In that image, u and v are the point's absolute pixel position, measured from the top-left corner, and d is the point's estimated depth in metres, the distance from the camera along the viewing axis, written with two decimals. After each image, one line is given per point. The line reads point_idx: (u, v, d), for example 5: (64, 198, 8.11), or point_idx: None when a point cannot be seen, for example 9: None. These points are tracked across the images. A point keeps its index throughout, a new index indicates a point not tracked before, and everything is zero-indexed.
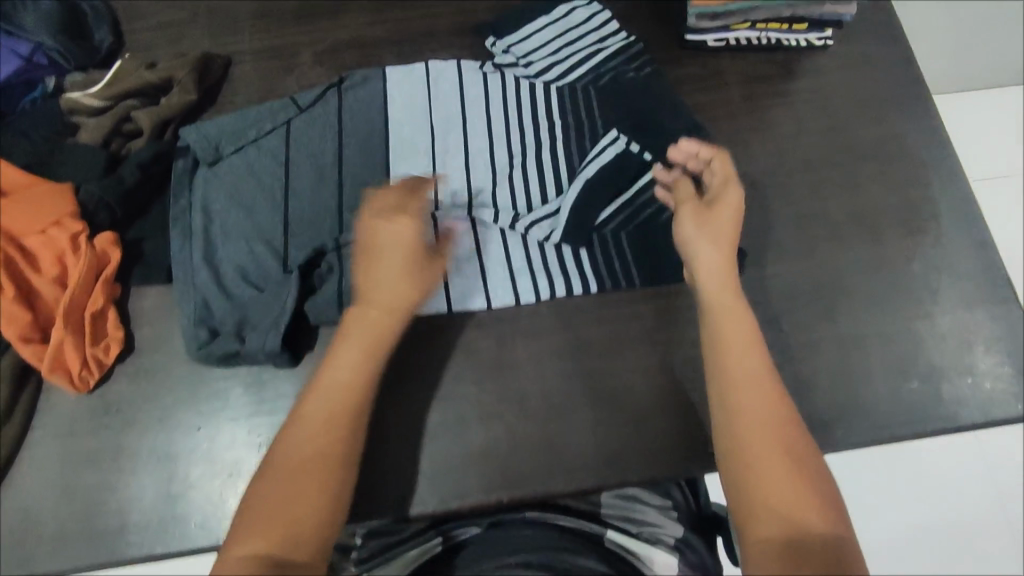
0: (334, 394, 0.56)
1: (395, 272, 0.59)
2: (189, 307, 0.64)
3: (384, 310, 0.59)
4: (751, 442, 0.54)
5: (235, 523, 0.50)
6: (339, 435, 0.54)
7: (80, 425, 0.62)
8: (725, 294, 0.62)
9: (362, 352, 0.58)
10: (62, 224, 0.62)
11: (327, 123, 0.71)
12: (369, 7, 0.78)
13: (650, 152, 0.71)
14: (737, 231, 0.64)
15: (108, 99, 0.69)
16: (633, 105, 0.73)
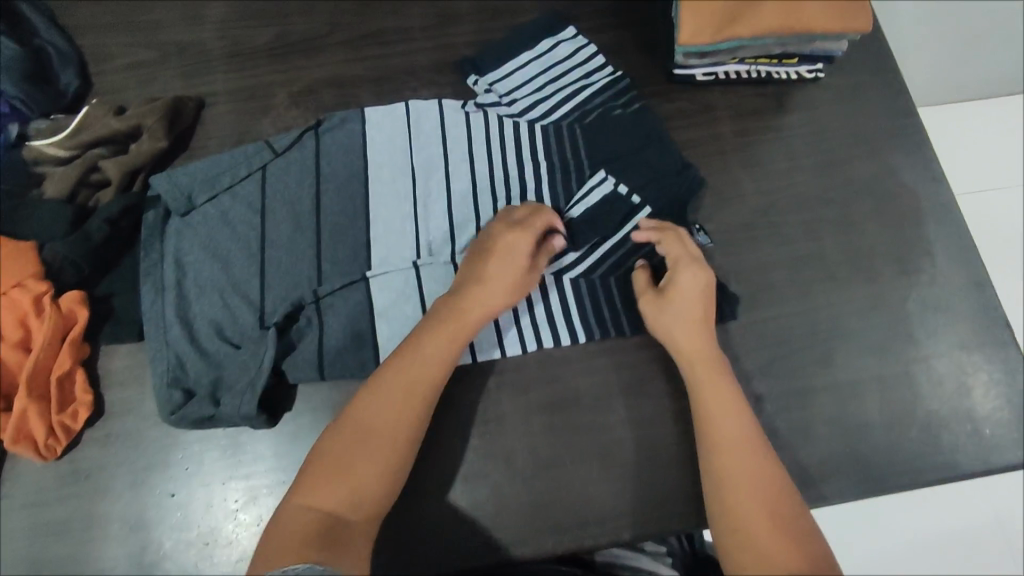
0: (416, 370, 0.57)
1: (491, 266, 0.60)
2: (161, 366, 0.61)
3: (467, 301, 0.59)
4: (744, 509, 0.53)
5: (303, 472, 0.53)
6: (411, 415, 0.55)
7: (47, 494, 0.59)
8: (707, 351, 0.61)
9: (446, 338, 0.58)
10: (25, 285, 0.59)
11: (303, 169, 0.67)
12: (347, 44, 0.76)
13: (639, 194, 0.68)
14: (701, 312, 0.62)
15: (74, 149, 0.67)
16: (621, 144, 0.70)
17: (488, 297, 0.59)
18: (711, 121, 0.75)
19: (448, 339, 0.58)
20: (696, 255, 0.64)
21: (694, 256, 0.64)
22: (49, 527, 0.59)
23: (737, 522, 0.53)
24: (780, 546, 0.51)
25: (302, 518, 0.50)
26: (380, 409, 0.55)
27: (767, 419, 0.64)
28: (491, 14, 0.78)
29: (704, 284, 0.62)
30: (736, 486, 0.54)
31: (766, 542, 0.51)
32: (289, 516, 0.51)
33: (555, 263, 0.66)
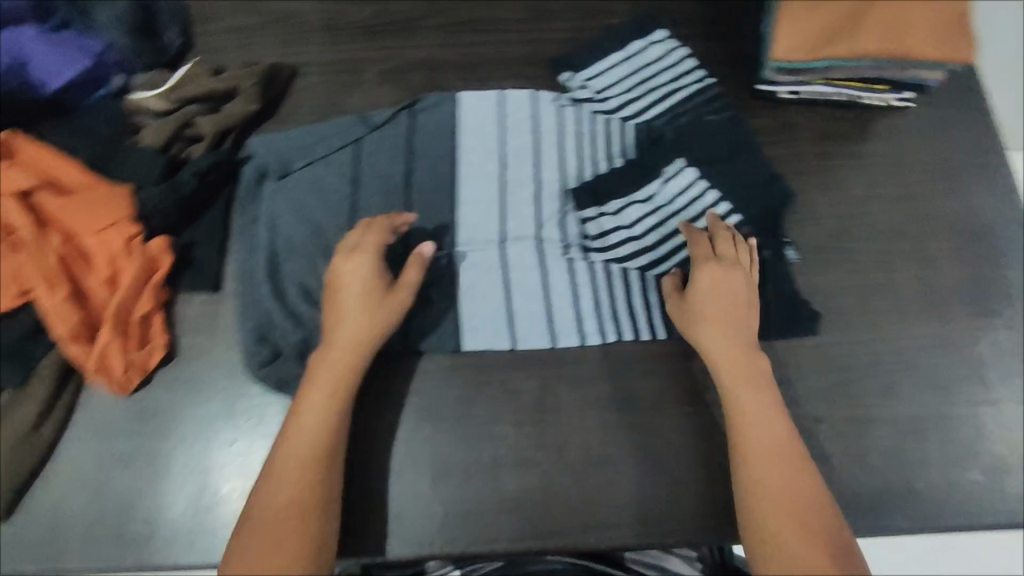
0: (305, 430, 0.56)
1: (356, 310, 0.60)
2: (252, 321, 0.64)
3: (338, 354, 0.59)
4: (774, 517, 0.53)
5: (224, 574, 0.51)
6: (311, 470, 0.55)
7: (116, 427, 0.62)
8: (743, 355, 0.61)
9: (328, 391, 0.58)
10: (119, 227, 0.61)
11: (396, 145, 0.71)
12: (441, 29, 0.78)
13: (728, 200, 0.71)
14: (728, 309, 0.62)
15: (173, 104, 0.69)
16: (712, 149, 0.73)
17: (363, 339, 0.60)
18: (791, 141, 0.75)
19: (329, 392, 0.58)
20: (728, 252, 0.64)
21: (722, 255, 0.64)
22: (117, 459, 0.61)
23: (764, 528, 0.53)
24: (811, 556, 0.51)
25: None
26: (279, 484, 0.54)
27: (824, 442, 0.64)
28: (582, 15, 0.80)
29: (726, 282, 0.63)
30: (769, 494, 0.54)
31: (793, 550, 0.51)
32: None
33: (641, 259, 0.68)
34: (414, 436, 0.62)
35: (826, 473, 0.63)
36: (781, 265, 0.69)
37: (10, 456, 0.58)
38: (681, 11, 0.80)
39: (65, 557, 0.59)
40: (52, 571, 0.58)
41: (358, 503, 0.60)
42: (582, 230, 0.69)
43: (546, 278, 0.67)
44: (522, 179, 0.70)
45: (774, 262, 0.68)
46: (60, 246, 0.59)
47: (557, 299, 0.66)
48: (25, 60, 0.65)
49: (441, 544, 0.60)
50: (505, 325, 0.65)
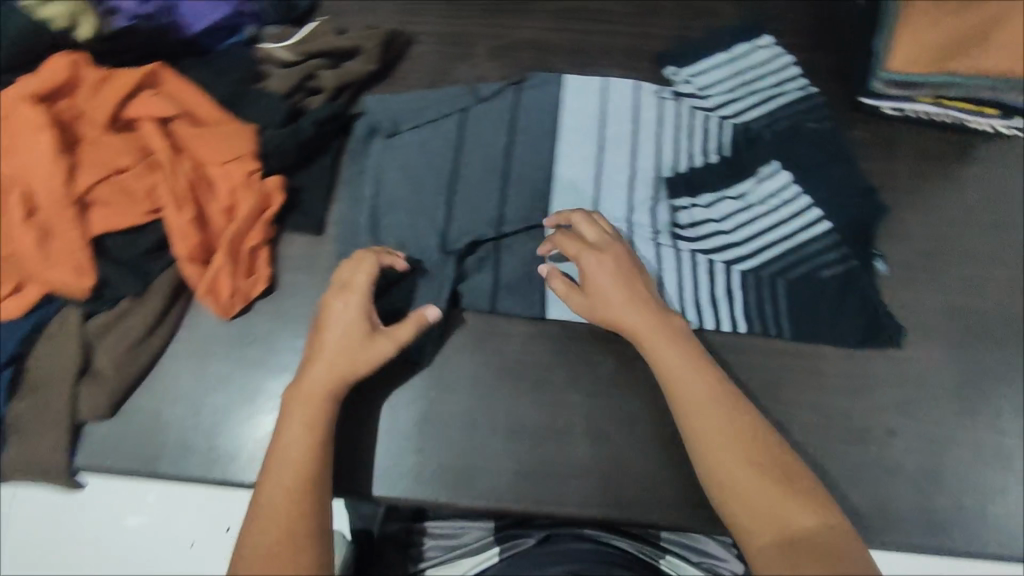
0: (288, 464, 0.54)
1: (341, 349, 0.58)
2: None
3: (317, 388, 0.57)
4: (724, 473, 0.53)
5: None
6: (298, 498, 0.53)
7: (217, 348, 0.65)
8: (666, 347, 0.59)
9: (308, 425, 0.56)
10: (241, 160, 0.66)
11: (501, 118, 0.73)
12: (552, 14, 0.81)
13: (820, 208, 0.71)
14: (626, 291, 0.61)
15: (299, 56, 0.73)
16: (811, 155, 0.73)
17: (346, 374, 0.58)
18: (889, 157, 0.74)
19: (311, 423, 0.56)
20: (592, 235, 0.63)
21: (591, 242, 0.63)
22: (213, 377, 0.65)
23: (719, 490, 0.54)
24: (775, 505, 0.51)
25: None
26: (265, 520, 0.51)
27: (897, 456, 0.64)
28: (689, 14, 0.81)
29: (613, 268, 0.62)
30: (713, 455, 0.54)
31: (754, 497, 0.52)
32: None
33: (727, 253, 0.69)
34: (492, 394, 0.64)
35: (896, 486, 0.63)
36: (870, 276, 0.69)
37: (123, 360, 0.63)
38: (790, 19, 0.81)
39: (161, 461, 0.62)
40: (147, 472, 0.62)
41: (434, 449, 0.63)
42: (672, 218, 0.71)
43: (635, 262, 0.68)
44: (618, 164, 0.72)
45: (862, 271, 0.69)
46: (190, 172, 0.64)
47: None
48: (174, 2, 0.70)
49: (509, 499, 0.62)
50: None
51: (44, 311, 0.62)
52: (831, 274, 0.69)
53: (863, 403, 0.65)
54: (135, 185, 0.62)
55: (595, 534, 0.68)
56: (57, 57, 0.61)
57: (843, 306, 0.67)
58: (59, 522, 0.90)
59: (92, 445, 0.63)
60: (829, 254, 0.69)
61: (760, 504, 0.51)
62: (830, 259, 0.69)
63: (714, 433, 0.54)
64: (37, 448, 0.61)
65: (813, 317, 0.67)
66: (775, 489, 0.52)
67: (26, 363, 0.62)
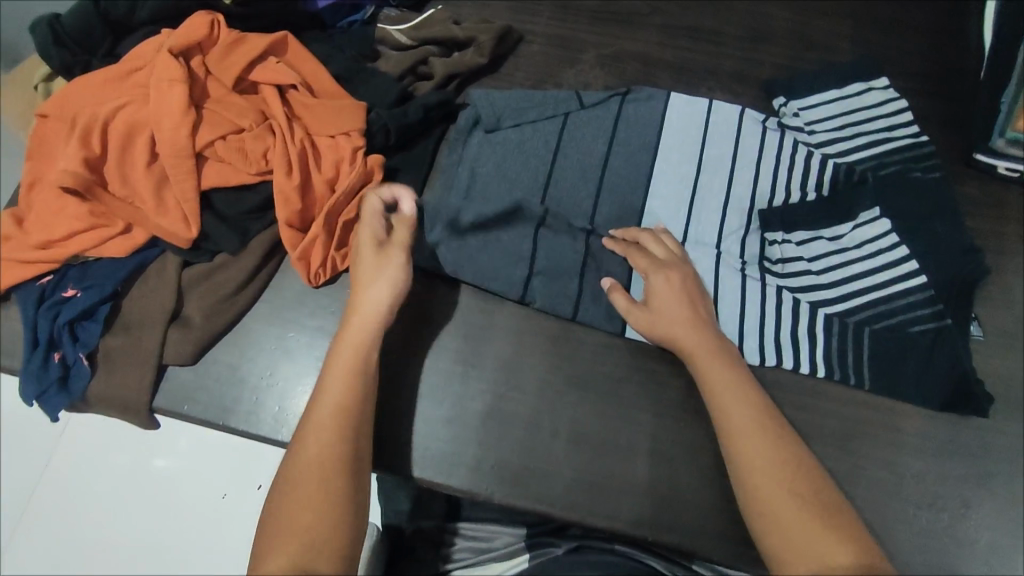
0: (331, 404, 0.55)
1: (367, 277, 0.61)
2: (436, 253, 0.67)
3: (360, 334, 0.59)
4: (750, 442, 0.55)
5: (261, 541, 0.50)
6: (342, 443, 0.54)
7: (298, 314, 0.67)
8: (722, 367, 0.59)
9: (353, 372, 0.57)
10: (350, 135, 0.67)
11: (602, 127, 0.73)
12: (663, 29, 0.80)
13: (917, 260, 0.68)
14: (689, 308, 0.62)
15: (413, 40, 0.75)
16: (915, 206, 0.70)
17: (376, 315, 0.60)
18: (999, 218, 0.71)
19: (347, 401, 0.55)
20: (658, 251, 0.65)
21: (657, 259, 0.65)
22: (292, 341, 0.66)
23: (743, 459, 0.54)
24: (816, 537, 0.50)
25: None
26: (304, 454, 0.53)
27: (969, 528, 0.61)
28: (803, 46, 0.80)
29: (677, 286, 0.63)
30: (749, 452, 0.54)
31: (781, 475, 0.53)
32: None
33: (814, 293, 0.67)
34: (559, 400, 0.65)
35: (964, 560, 0.60)
36: (963, 336, 0.66)
37: (213, 311, 0.65)
38: (907, 64, 0.78)
39: (233, 416, 0.64)
40: (219, 424, 0.64)
41: (496, 444, 0.63)
42: (762, 251, 0.69)
43: (717, 290, 0.67)
44: (714, 189, 0.71)
45: (956, 331, 0.65)
46: (301, 139, 0.66)
47: (725, 311, 0.67)
48: None
49: (563, 508, 0.61)
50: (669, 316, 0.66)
51: (147, 253, 0.65)
52: (922, 330, 0.66)
53: (938, 467, 0.63)
54: (251, 145, 0.64)
55: (625, 547, 0.64)
56: (200, 16, 0.65)
57: (931, 365, 0.65)
58: (93, 462, 0.88)
59: (172, 388, 0.65)
60: (922, 309, 0.66)
61: (799, 532, 0.50)
62: (923, 315, 0.66)
63: (762, 456, 0.54)
64: (121, 383, 0.63)
65: (897, 372, 0.65)
66: (816, 524, 0.50)
67: (122, 300, 0.65)
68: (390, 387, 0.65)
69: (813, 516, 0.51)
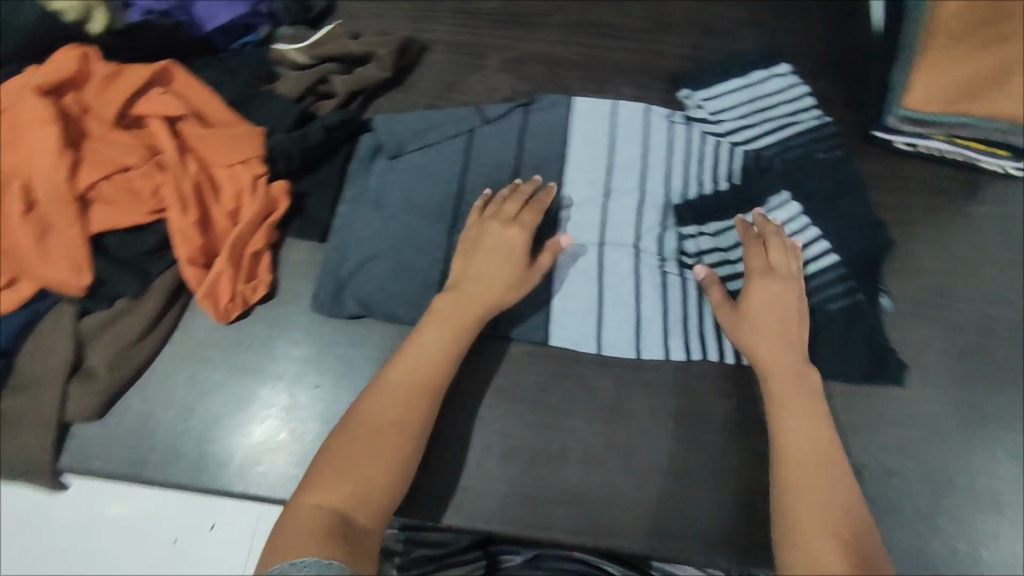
0: (420, 364, 0.58)
1: (487, 269, 0.62)
2: (325, 282, 0.66)
3: (469, 315, 0.60)
4: (791, 383, 0.58)
5: (311, 471, 0.52)
6: (418, 420, 0.56)
7: (212, 353, 0.64)
8: (781, 340, 0.60)
9: (447, 343, 0.59)
10: (249, 164, 0.65)
11: (509, 136, 0.72)
12: (565, 28, 0.80)
13: (827, 240, 0.69)
14: (787, 304, 0.62)
15: (312, 59, 0.73)
16: (817, 188, 0.71)
17: (486, 307, 0.61)
18: (900, 190, 0.74)
19: (423, 373, 0.58)
20: (780, 262, 0.63)
21: (771, 264, 0.63)
22: (206, 382, 0.63)
23: (779, 381, 0.58)
24: (824, 483, 0.52)
25: (310, 513, 0.49)
26: (384, 407, 0.56)
27: (892, 494, 0.63)
28: (704, 35, 0.81)
29: (777, 295, 0.62)
30: (784, 397, 0.58)
31: (812, 414, 0.57)
32: (299, 509, 0.50)
33: (734, 283, 0.67)
34: (486, 413, 0.64)
35: (888, 525, 0.62)
36: (874, 310, 0.68)
37: (117, 360, 0.61)
38: (804, 46, 0.80)
39: (147, 466, 0.61)
40: (133, 477, 0.61)
41: (427, 466, 0.62)
42: (679, 246, 0.69)
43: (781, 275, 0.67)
44: (628, 187, 0.71)
45: (868, 306, 0.67)
46: (195, 173, 0.63)
47: (648, 310, 0.67)
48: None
49: (499, 522, 0.61)
50: (592, 326, 0.66)
51: (38, 305, 0.61)
52: (837, 308, 0.67)
53: (862, 439, 0.65)
54: (141, 184, 0.61)
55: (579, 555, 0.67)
56: (67, 50, 0.62)
57: (848, 342, 0.66)
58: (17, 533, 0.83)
59: (79, 445, 0.61)
60: (835, 287, 0.67)
61: (812, 471, 0.53)
62: (836, 293, 0.67)
63: (796, 406, 0.57)
64: (24, 445, 0.60)
65: (816, 351, 0.66)
66: (827, 469, 0.53)
67: (16, 358, 0.61)
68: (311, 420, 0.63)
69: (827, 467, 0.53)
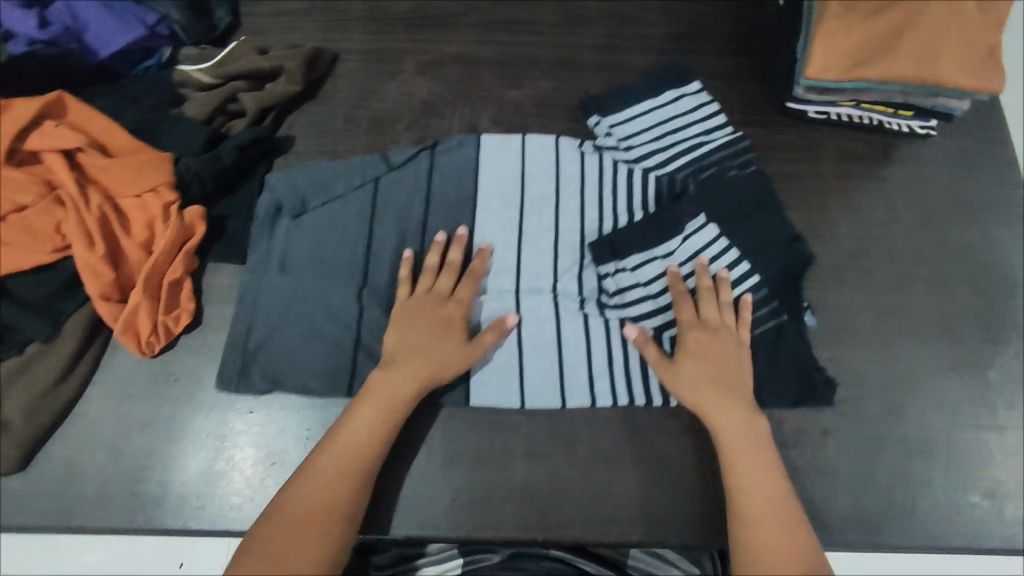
0: (355, 439, 0.57)
1: (421, 340, 0.61)
2: (231, 362, 0.62)
3: (402, 389, 0.59)
4: (736, 426, 0.59)
5: (247, 552, 0.53)
6: (351, 504, 0.55)
7: (137, 389, 0.62)
8: (718, 391, 0.60)
9: (381, 419, 0.58)
10: (158, 192, 0.63)
11: (416, 183, 0.69)
12: (478, 27, 0.80)
13: (748, 259, 0.67)
14: (721, 357, 0.62)
15: (217, 79, 0.71)
16: (735, 204, 0.68)
17: (422, 381, 0.60)
18: (815, 159, 0.75)
19: (357, 451, 0.57)
20: (712, 317, 0.64)
21: (704, 317, 0.63)
22: (134, 420, 0.61)
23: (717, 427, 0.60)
24: (768, 533, 0.55)
25: None
26: (314, 493, 0.55)
27: (831, 456, 0.64)
28: (617, 22, 0.81)
29: (711, 347, 0.62)
30: (729, 445, 0.59)
31: (757, 461, 0.58)
32: None
33: (657, 319, 0.66)
34: (427, 419, 0.63)
35: (829, 486, 0.64)
36: (800, 328, 0.66)
37: (35, 407, 0.59)
38: (716, 25, 0.81)
39: (78, 513, 0.59)
40: (64, 525, 0.59)
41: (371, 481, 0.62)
42: (598, 284, 0.67)
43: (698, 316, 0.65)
44: (543, 226, 0.68)
45: (792, 326, 0.66)
46: (100, 207, 0.61)
47: (571, 363, 0.64)
48: (82, 27, 0.68)
49: (449, 528, 0.61)
50: (514, 380, 0.63)
51: None
52: (763, 330, 0.66)
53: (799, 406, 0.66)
54: (41, 222, 0.60)
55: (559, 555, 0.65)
56: None
57: (775, 364, 0.65)
58: None
59: (4, 498, 0.59)
60: (759, 310, 0.66)
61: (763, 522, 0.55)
62: (761, 315, 0.66)
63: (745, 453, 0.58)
64: None
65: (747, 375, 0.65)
66: (776, 517, 0.56)
67: None
68: (248, 447, 0.61)
69: (775, 514, 0.56)
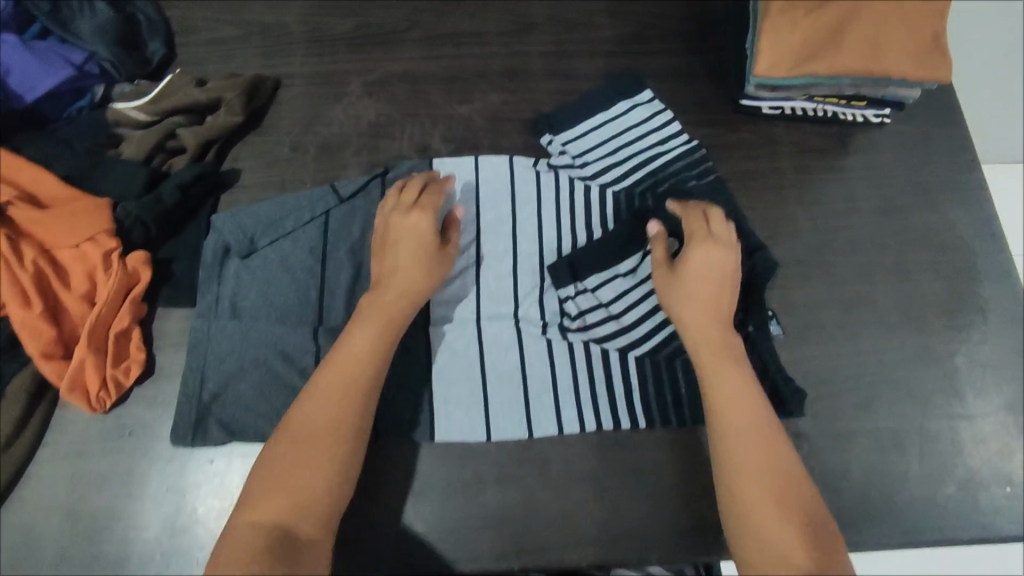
0: (347, 362, 0.55)
1: (405, 255, 0.60)
2: (184, 414, 0.60)
3: (392, 304, 0.58)
4: (716, 350, 0.57)
5: (246, 489, 0.50)
6: (354, 423, 0.53)
7: (91, 447, 0.60)
8: (721, 298, 0.60)
9: (375, 336, 0.57)
10: (96, 241, 0.61)
11: (367, 216, 0.67)
12: (423, 42, 0.78)
13: None
14: (727, 268, 0.61)
15: (154, 115, 0.69)
16: None
17: (412, 294, 0.59)
18: (772, 154, 0.75)
19: (351, 372, 0.55)
20: (719, 231, 0.62)
21: (710, 231, 0.62)
22: (90, 479, 0.59)
23: (702, 346, 0.58)
24: (760, 460, 0.52)
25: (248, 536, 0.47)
26: (311, 416, 0.53)
27: (804, 456, 0.64)
28: (564, 28, 0.79)
29: (716, 261, 0.61)
30: (713, 368, 0.57)
31: (737, 385, 0.56)
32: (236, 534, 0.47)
33: (620, 339, 0.64)
34: (395, 453, 0.62)
35: None
36: (767, 341, 0.65)
37: None
38: (665, 24, 0.80)
39: None
40: None
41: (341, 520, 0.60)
42: (560, 308, 0.66)
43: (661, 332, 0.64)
44: (500, 250, 0.67)
45: (758, 338, 0.65)
46: (35, 262, 0.59)
47: (536, 389, 0.63)
48: (3, 71, 0.65)
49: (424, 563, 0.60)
50: (480, 412, 0.62)
51: None
52: None
53: None
54: None
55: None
56: None
57: None
58: None
59: None
60: None
61: (744, 447, 0.53)
62: None
63: (724, 376, 0.56)
64: None
65: None
66: (763, 442, 0.53)
67: None
68: (211, 498, 0.60)
69: (761, 439, 0.53)
